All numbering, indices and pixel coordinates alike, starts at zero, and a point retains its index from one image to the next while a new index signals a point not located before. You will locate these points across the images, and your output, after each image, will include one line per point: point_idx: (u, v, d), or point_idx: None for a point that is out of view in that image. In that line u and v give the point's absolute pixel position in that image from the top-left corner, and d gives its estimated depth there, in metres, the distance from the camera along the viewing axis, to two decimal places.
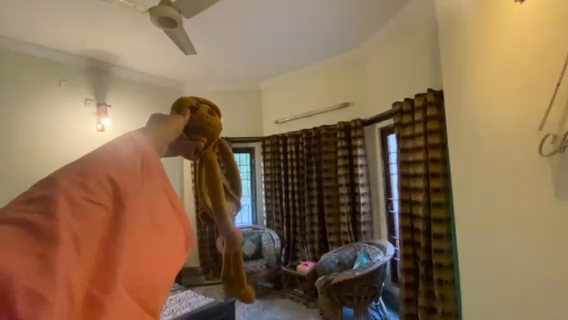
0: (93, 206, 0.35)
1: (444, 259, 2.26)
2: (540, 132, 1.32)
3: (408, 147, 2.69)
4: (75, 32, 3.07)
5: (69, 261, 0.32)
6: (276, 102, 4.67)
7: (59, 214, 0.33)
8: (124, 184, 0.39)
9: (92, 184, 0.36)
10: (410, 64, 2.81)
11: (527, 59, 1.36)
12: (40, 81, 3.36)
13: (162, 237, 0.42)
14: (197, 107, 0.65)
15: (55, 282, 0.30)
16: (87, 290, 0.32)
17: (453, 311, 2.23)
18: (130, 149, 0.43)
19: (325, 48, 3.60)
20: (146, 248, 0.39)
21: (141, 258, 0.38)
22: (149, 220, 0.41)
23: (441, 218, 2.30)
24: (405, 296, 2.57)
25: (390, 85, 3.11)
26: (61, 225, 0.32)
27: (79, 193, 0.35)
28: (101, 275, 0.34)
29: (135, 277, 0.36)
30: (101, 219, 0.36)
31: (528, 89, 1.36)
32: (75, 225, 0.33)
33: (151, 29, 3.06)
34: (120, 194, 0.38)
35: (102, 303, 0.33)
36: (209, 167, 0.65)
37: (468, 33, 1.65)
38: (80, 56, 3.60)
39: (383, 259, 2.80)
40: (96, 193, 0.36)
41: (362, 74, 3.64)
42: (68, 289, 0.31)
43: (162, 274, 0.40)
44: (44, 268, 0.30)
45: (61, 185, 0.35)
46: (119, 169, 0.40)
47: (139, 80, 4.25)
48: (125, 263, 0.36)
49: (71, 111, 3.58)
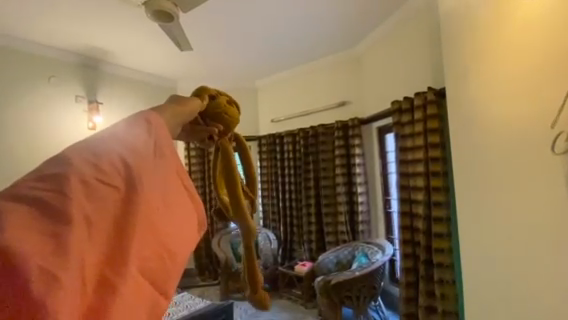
0: (105, 187, 0.30)
1: (445, 258, 2.24)
2: (553, 130, 1.25)
3: (407, 146, 2.67)
4: (65, 26, 2.96)
5: (81, 247, 0.27)
6: (273, 101, 4.61)
7: (69, 194, 0.28)
8: (139, 164, 0.33)
9: (105, 163, 0.31)
10: (410, 63, 2.80)
11: (544, 50, 1.28)
12: (28, 76, 3.23)
13: (182, 223, 0.36)
14: (217, 96, 0.58)
15: (67, 269, 0.26)
16: (100, 281, 0.28)
17: (454, 311, 2.20)
18: (143, 125, 0.37)
19: (323, 46, 3.57)
20: (163, 236, 0.33)
21: (159, 249, 0.33)
22: (166, 204, 0.35)
23: (442, 217, 2.29)
24: (406, 295, 2.55)
25: (389, 84, 3.10)
26: (72, 206, 0.28)
27: (91, 172, 0.30)
28: (114, 268, 0.29)
29: (152, 269, 0.32)
30: (114, 202, 0.31)
31: (543, 82, 1.28)
32: (86, 207, 0.29)
33: (145, 24, 2.97)
34: (135, 174, 0.33)
35: (110, 302, 0.28)
36: (227, 160, 0.60)
37: (469, 27, 1.59)
38: (70, 51, 3.47)
39: (383, 259, 2.78)
40: (108, 173, 0.31)
41: (361, 72, 3.62)
42: (79, 279, 0.26)
43: (182, 262, 0.35)
44: (56, 254, 0.26)
45: (67, 164, 0.30)
46: (131, 146, 0.34)
47: (132, 77, 4.14)
48: (141, 254, 0.31)
49: (60, 108, 3.44)
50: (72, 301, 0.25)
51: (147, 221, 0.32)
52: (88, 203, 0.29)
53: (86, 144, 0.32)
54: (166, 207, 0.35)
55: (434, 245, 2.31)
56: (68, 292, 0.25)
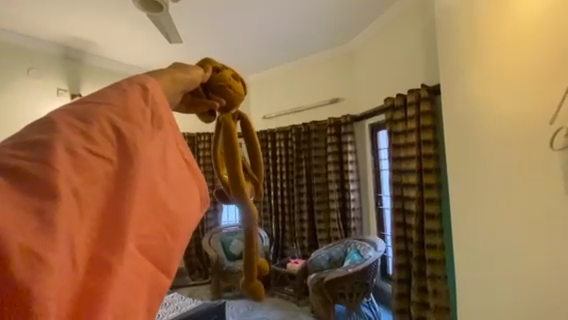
0: (95, 158, 0.28)
1: (437, 254, 2.26)
2: (551, 126, 1.23)
3: (400, 143, 2.68)
4: (45, 14, 2.79)
5: (71, 220, 0.26)
6: (264, 97, 4.55)
7: (56, 165, 0.27)
8: (133, 134, 0.31)
9: (94, 132, 0.29)
10: (403, 60, 2.80)
11: (546, 44, 1.25)
12: (5, 68, 3.04)
13: (182, 197, 0.33)
14: (222, 69, 0.54)
15: (55, 245, 0.24)
16: (92, 258, 0.26)
17: (445, 306, 2.22)
18: (137, 92, 0.34)
19: (316, 41, 3.53)
20: (161, 211, 0.31)
21: (155, 225, 0.30)
22: (165, 175, 0.32)
23: (435, 214, 2.30)
24: (398, 291, 2.56)
25: (382, 81, 3.10)
26: (59, 177, 0.26)
27: (80, 141, 0.28)
28: (105, 245, 0.27)
29: (150, 245, 0.29)
30: (106, 174, 0.29)
31: (543, 78, 1.26)
32: (75, 179, 0.27)
33: (132, 15, 2.84)
34: (128, 145, 0.30)
35: (103, 281, 0.26)
36: (227, 134, 0.57)
37: (467, 24, 1.60)
38: (50, 42, 3.29)
39: (375, 255, 2.78)
40: (99, 143, 0.29)
41: (353, 69, 3.61)
42: (70, 255, 0.25)
43: (185, 238, 0.33)
44: (42, 228, 0.24)
45: (55, 131, 0.28)
46: (124, 115, 0.31)
47: (117, 71, 3.96)
48: (136, 230, 0.29)
49: (40, 103, 3.29)
50: (62, 278, 0.24)
51: (144, 194, 0.30)
52: (76, 174, 0.27)
53: (77, 111, 0.30)
54: (166, 180, 0.32)
55: (426, 241, 2.32)
56: (57, 267, 0.24)
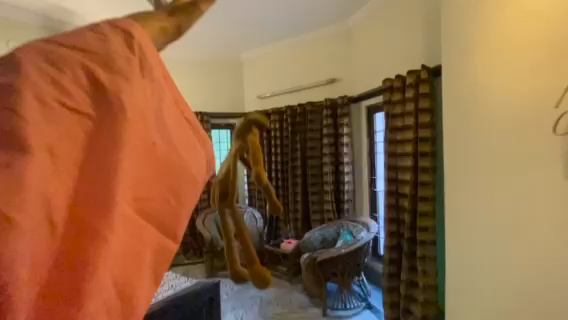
0: (68, 114, 0.25)
1: (428, 236, 2.31)
2: (557, 110, 1.23)
3: (397, 126, 2.63)
4: None
5: (42, 173, 0.23)
6: (259, 76, 4.40)
7: (22, 112, 0.24)
8: (116, 86, 0.27)
9: (67, 76, 0.26)
10: (405, 39, 2.70)
11: (559, 25, 1.21)
12: None
13: (179, 159, 0.30)
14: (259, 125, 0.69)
15: (25, 205, 0.22)
16: (68, 216, 0.24)
17: (433, 285, 2.29)
18: (118, 38, 0.29)
19: (314, 17, 3.37)
20: (149, 171, 0.28)
21: (145, 187, 0.28)
22: (152, 131, 0.28)
23: (428, 197, 2.33)
24: (388, 271, 2.63)
25: (381, 61, 3.01)
26: (30, 135, 0.24)
27: (49, 91, 0.25)
28: (86, 207, 0.25)
29: (136, 208, 0.27)
30: (85, 132, 0.26)
31: (552, 62, 1.23)
32: (46, 133, 0.24)
33: None
34: (110, 98, 0.27)
35: (86, 245, 0.24)
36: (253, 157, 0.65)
37: (472, 6, 1.53)
38: None
39: (367, 237, 2.83)
40: (72, 94, 0.26)
41: (352, 48, 3.49)
42: (44, 214, 0.23)
43: (189, 202, 0.30)
44: (12, 183, 0.22)
45: (20, 74, 0.25)
46: (106, 64, 0.27)
47: None
48: (125, 192, 0.26)
49: None
50: (37, 240, 0.23)
51: (134, 153, 0.27)
52: (46, 124, 0.24)
53: (43, 51, 0.26)
54: (161, 138, 0.29)
55: (418, 223, 2.36)
56: (29, 230, 0.22)
